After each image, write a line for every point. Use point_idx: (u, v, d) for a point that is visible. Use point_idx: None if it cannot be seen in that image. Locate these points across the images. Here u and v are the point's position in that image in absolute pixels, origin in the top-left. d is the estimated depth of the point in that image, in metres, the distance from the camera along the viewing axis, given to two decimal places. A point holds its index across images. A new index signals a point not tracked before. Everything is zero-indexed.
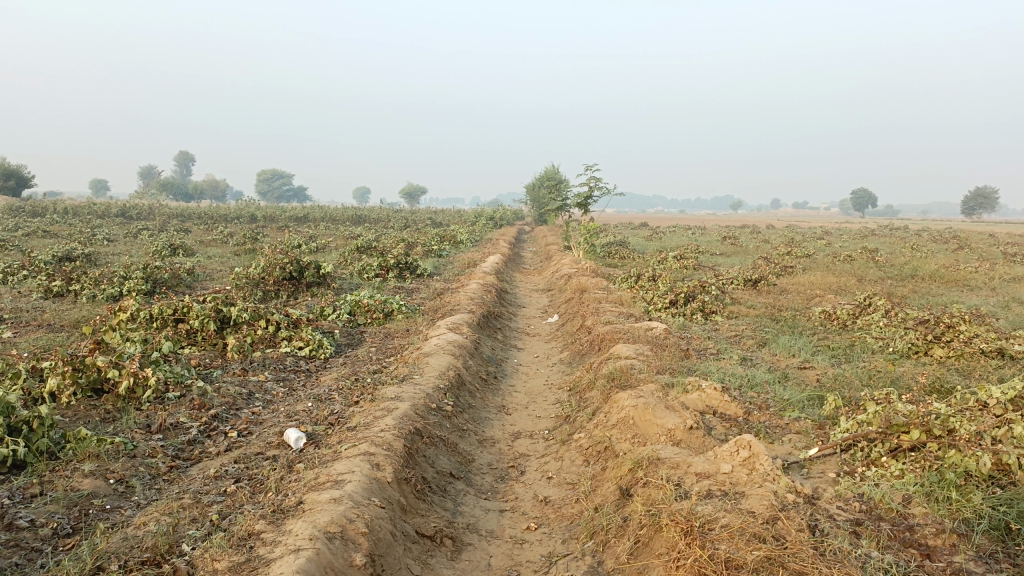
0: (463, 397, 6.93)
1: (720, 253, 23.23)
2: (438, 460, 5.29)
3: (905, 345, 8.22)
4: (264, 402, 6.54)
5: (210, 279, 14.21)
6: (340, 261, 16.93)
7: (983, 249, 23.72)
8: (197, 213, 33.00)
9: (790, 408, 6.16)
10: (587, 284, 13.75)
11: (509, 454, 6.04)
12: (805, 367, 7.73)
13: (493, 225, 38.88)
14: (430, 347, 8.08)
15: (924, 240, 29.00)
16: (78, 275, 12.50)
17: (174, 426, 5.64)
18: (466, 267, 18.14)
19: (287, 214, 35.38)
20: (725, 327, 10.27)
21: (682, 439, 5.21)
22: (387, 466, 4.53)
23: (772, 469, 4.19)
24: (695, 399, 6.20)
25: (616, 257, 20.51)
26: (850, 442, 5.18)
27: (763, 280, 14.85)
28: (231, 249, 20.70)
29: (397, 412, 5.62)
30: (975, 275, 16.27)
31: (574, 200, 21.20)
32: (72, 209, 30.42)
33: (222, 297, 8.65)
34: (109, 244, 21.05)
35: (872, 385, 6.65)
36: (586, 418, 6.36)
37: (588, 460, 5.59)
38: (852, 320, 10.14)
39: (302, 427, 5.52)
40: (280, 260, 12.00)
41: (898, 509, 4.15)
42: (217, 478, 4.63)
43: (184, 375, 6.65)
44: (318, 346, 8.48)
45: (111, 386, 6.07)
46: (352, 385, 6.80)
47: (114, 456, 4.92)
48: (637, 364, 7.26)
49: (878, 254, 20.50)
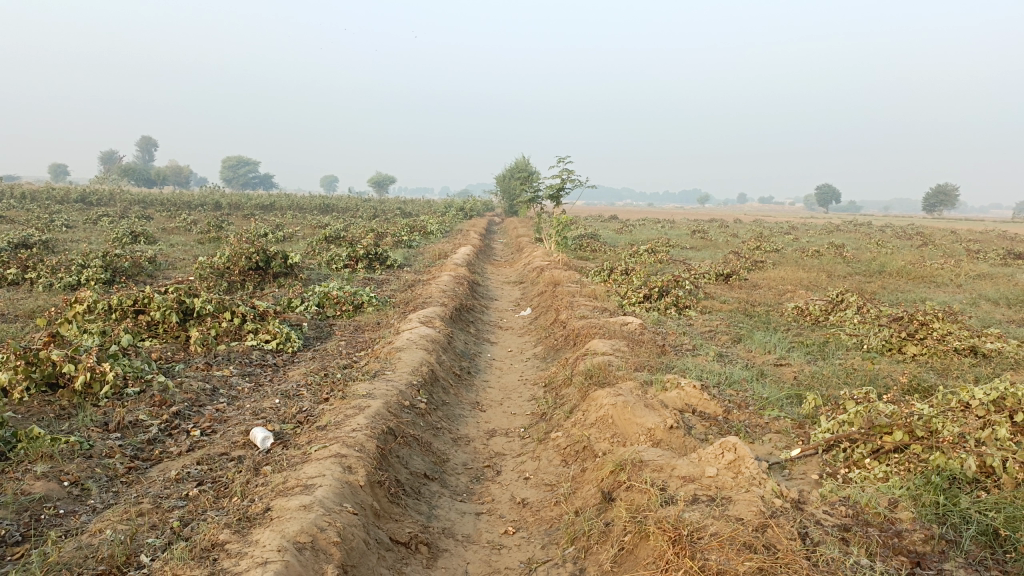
0: (437, 394, 6.75)
1: (690, 246, 23.31)
2: (412, 461, 5.11)
3: (880, 342, 8.22)
4: (229, 399, 6.29)
5: (173, 268, 13.81)
6: (308, 251, 16.60)
7: (946, 246, 24.11)
8: (161, 200, 32.26)
9: (770, 406, 6.08)
10: (559, 276, 13.62)
11: (484, 453, 5.88)
12: (781, 364, 7.68)
13: (463, 215, 38.62)
14: (403, 341, 7.88)
15: (888, 235, 29.39)
16: (33, 263, 12.05)
17: (133, 424, 5.37)
18: (436, 258, 17.90)
19: (253, 202, 34.72)
20: (699, 322, 10.22)
21: (663, 439, 5.08)
22: (359, 468, 4.33)
23: (758, 473, 4.08)
24: (674, 397, 6.08)
25: (587, 250, 20.43)
26: (831, 443, 5.11)
27: (735, 275, 14.86)
28: (195, 237, 20.25)
29: (369, 410, 5.41)
30: (941, 271, 16.47)
31: (546, 191, 21.05)
32: (29, 194, 29.48)
33: (186, 288, 8.35)
34: (67, 230, 20.42)
35: (850, 384, 6.60)
36: (563, 416, 6.21)
37: (565, 460, 5.46)
38: (825, 316, 10.14)
39: (268, 426, 5.29)
40: (246, 249, 11.68)
41: (885, 514, 4.07)
42: (179, 481, 4.41)
43: (145, 369, 6.36)
44: (285, 339, 8.22)
45: (67, 381, 5.79)
46: (321, 381, 6.57)
47: (69, 456, 4.66)
48: (615, 360, 7.13)
49: (845, 249, 20.70)
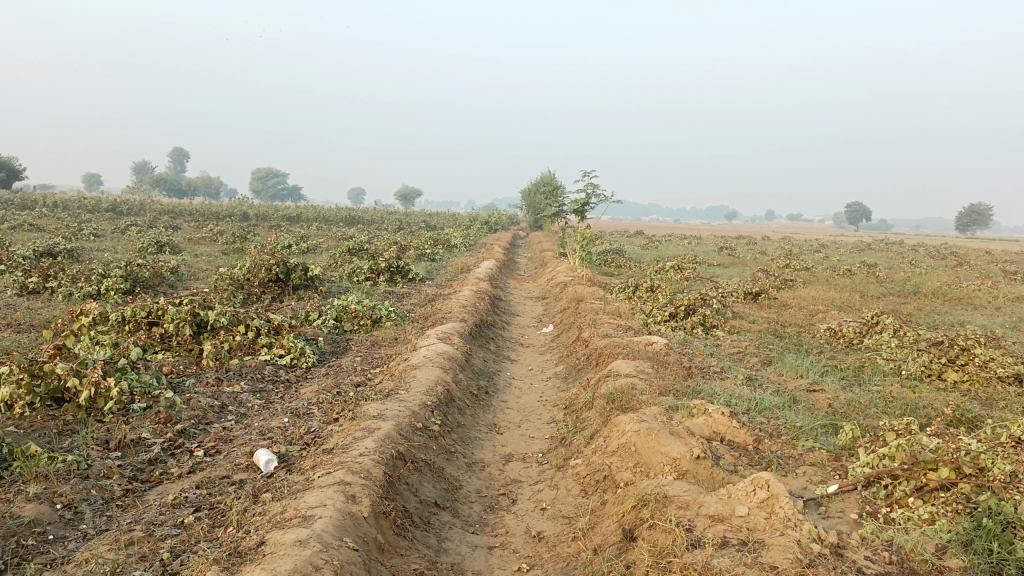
0: (452, 416, 6.47)
1: (718, 263, 22.93)
2: (422, 488, 4.85)
3: (918, 367, 7.82)
4: (238, 416, 6.06)
5: (195, 279, 13.74)
6: (331, 263, 16.47)
7: (982, 266, 23.48)
8: (189, 210, 32.53)
9: (804, 436, 5.74)
10: (583, 292, 13.34)
11: (499, 479, 5.59)
12: (814, 390, 7.31)
13: (488, 229, 38.51)
14: (419, 358, 7.62)
15: (920, 255, 28.69)
16: (55, 271, 12.00)
17: (136, 442, 5.16)
18: (459, 272, 17.69)
19: (279, 214, 34.87)
20: (727, 342, 9.87)
21: (688, 470, 4.77)
22: (363, 498, 4.08)
23: (794, 514, 3.75)
24: (701, 424, 5.76)
25: (612, 266, 20.11)
26: (872, 478, 4.79)
27: (764, 293, 14.45)
28: (219, 247, 20.25)
29: (378, 432, 5.16)
30: (978, 293, 15.92)
31: (571, 206, 20.79)
32: (61, 202, 29.81)
33: (201, 299, 8.17)
34: (95, 239, 20.53)
35: (888, 414, 6.23)
36: (583, 442, 5.91)
37: (584, 490, 5.17)
38: (859, 339, 9.74)
39: (273, 448, 5.06)
40: (267, 261, 11.54)
41: (932, 561, 3.75)
42: (176, 506, 4.18)
43: (153, 384, 6.16)
44: (299, 354, 8.01)
45: (72, 396, 5.61)
46: (333, 399, 6.32)
47: (65, 476, 4.45)
48: (639, 383, 6.80)
49: (878, 268, 20.18)
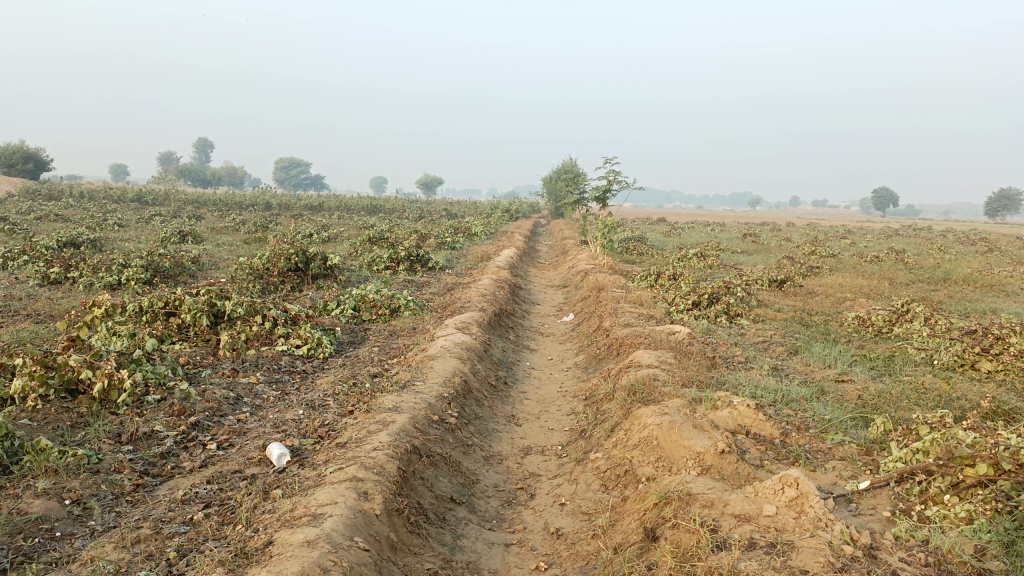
0: (470, 407, 6.35)
1: (742, 250, 22.58)
2: (437, 483, 4.73)
3: (951, 357, 7.56)
4: (253, 408, 5.97)
5: (216, 268, 13.73)
6: (351, 252, 16.41)
7: (1014, 252, 22.93)
8: (213, 199, 32.67)
9: (833, 429, 5.55)
10: (604, 281, 13.14)
11: (517, 473, 5.46)
12: (843, 381, 7.09)
13: (510, 217, 38.35)
14: (436, 349, 7.49)
15: (949, 241, 28.00)
16: (77, 262, 12.03)
17: (148, 436, 5.09)
18: (479, 261, 17.53)
19: (301, 203, 34.93)
20: (752, 331, 9.66)
21: (712, 465, 4.60)
22: (376, 495, 3.96)
23: (825, 514, 3.57)
24: (726, 416, 5.57)
25: (633, 254, 19.84)
26: (905, 475, 4.59)
27: (790, 281, 14.15)
28: (241, 237, 20.26)
29: (393, 426, 5.04)
30: (1012, 280, 15.47)
31: (592, 193, 20.55)
32: (88, 193, 30.07)
33: (218, 290, 8.10)
34: (119, 229, 20.66)
35: (921, 406, 6.00)
36: (604, 435, 5.75)
37: (605, 485, 5.02)
38: (888, 328, 9.47)
39: (286, 441, 4.96)
40: (285, 250, 11.48)
41: (973, 563, 3.57)
42: (186, 502, 4.09)
43: (168, 376, 6.09)
44: (316, 345, 7.91)
45: (86, 387, 5.54)
46: (349, 391, 6.21)
47: (75, 470, 4.38)
48: (661, 374, 6.62)
49: (906, 255, 19.74)
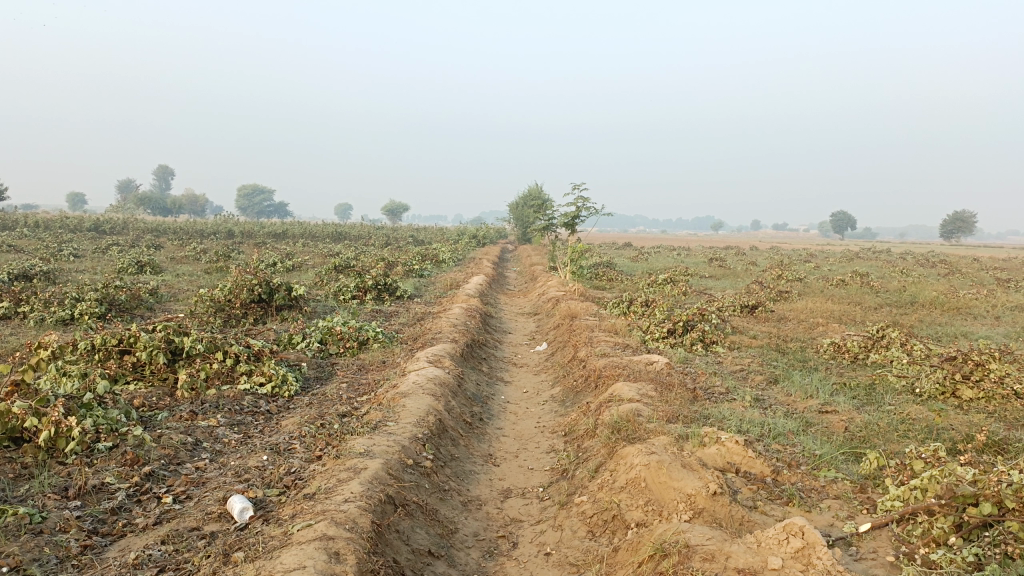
0: (445, 448, 6.03)
1: (710, 275, 22.65)
2: (414, 536, 4.41)
3: (932, 385, 7.45)
4: (213, 454, 5.59)
5: (176, 301, 13.22)
6: (316, 281, 16.01)
7: (973, 274, 23.34)
8: (174, 228, 31.94)
9: (824, 465, 5.34)
10: (576, 308, 12.93)
11: (498, 519, 5.16)
12: (827, 411, 6.91)
13: (477, 243, 38.17)
14: (408, 385, 7.17)
15: (911, 263, 28.49)
16: (27, 295, 11.45)
17: (97, 489, 4.68)
18: (448, 289, 17.24)
19: (265, 231, 34.32)
20: (729, 360, 9.50)
21: (705, 508, 4.35)
22: (348, 556, 3.64)
23: (833, 566, 3.34)
24: (714, 454, 5.34)
25: (603, 280, 19.72)
26: (905, 516, 4.37)
27: (761, 306, 14.08)
28: (203, 266, 19.68)
29: (366, 473, 4.72)
30: (977, 302, 15.63)
31: (560, 219, 20.43)
32: (43, 222, 29.15)
33: (176, 325, 7.69)
34: (74, 260, 19.96)
35: (910, 438, 5.85)
36: (588, 476, 5.48)
37: (592, 531, 4.75)
38: (864, 354, 9.37)
39: (249, 493, 4.61)
40: (248, 281, 11.08)
41: None
42: (138, 567, 3.73)
43: (121, 421, 5.67)
44: (281, 382, 7.53)
45: (31, 435, 5.10)
46: (317, 433, 5.87)
47: (15, 531, 3.95)
48: (644, 409, 6.37)
49: (870, 278, 19.91)
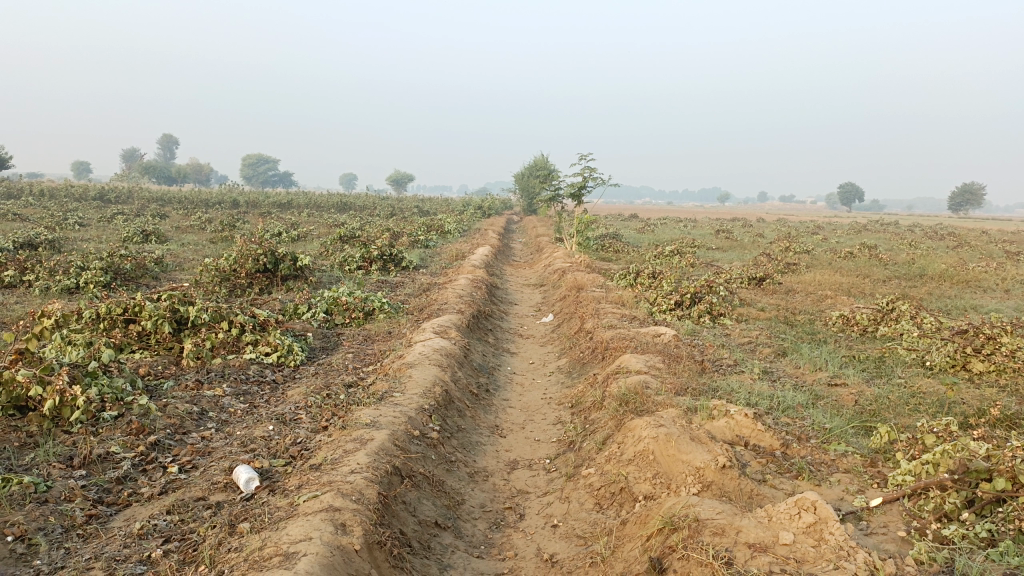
0: (451, 419, 5.99)
1: (716, 246, 22.51)
2: (420, 508, 4.39)
3: (942, 358, 7.37)
4: (219, 424, 5.57)
5: (181, 270, 13.18)
6: (322, 252, 15.94)
7: (982, 246, 23.15)
8: (179, 197, 31.84)
9: (834, 439, 5.29)
10: (582, 280, 12.85)
11: (504, 490, 5.14)
12: (836, 384, 6.85)
13: (483, 214, 37.98)
14: (414, 355, 7.12)
15: (919, 236, 28.25)
16: (32, 263, 11.40)
17: (103, 458, 4.66)
18: (453, 260, 17.15)
19: (270, 201, 34.20)
20: (737, 332, 9.43)
21: (714, 482, 4.31)
22: (355, 528, 3.61)
23: (845, 542, 3.30)
24: (723, 427, 5.29)
25: (609, 251, 19.60)
26: (916, 491, 4.32)
27: (769, 279, 13.98)
28: (208, 236, 19.60)
29: (372, 444, 4.68)
30: (986, 275, 15.49)
31: (567, 189, 20.25)
32: (48, 191, 29.08)
33: (181, 294, 7.63)
34: (79, 229, 19.91)
35: (921, 412, 5.79)
36: (595, 448, 5.45)
37: (600, 504, 4.72)
38: (873, 327, 9.29)
39: (254, 463, 4.58)
40: (253, 250, 11.01)
41: None
42: (143, 537, 3.70)
43: (126, 390, 5.63)
44: (287, 352, 7.49)
45: (36, 404, 5.07)
46: (322, 403, 5.83)
47: (20, 500, 3.93)
48: (652, 382, 6.32)
49: (879, 250, 19.76)
